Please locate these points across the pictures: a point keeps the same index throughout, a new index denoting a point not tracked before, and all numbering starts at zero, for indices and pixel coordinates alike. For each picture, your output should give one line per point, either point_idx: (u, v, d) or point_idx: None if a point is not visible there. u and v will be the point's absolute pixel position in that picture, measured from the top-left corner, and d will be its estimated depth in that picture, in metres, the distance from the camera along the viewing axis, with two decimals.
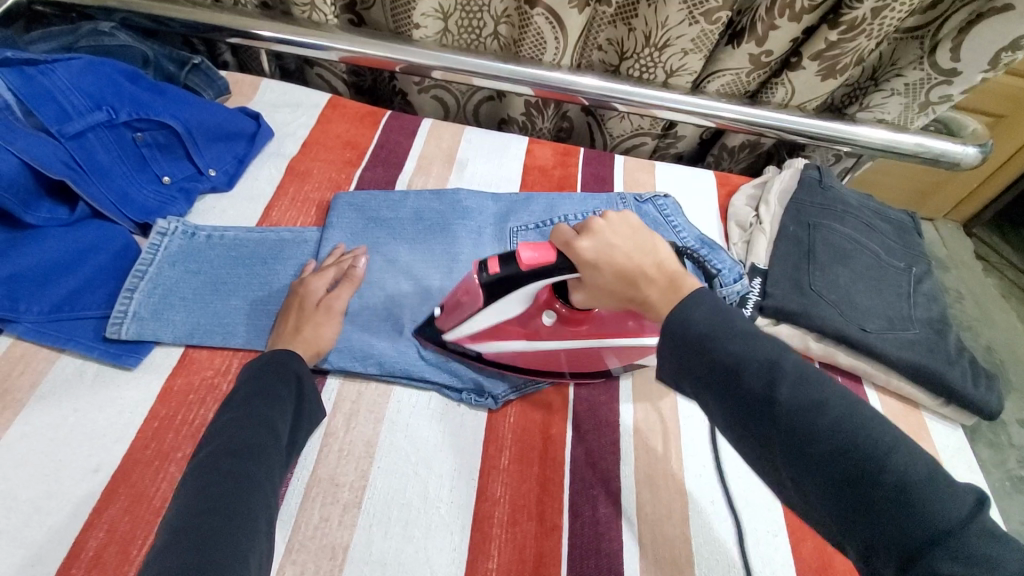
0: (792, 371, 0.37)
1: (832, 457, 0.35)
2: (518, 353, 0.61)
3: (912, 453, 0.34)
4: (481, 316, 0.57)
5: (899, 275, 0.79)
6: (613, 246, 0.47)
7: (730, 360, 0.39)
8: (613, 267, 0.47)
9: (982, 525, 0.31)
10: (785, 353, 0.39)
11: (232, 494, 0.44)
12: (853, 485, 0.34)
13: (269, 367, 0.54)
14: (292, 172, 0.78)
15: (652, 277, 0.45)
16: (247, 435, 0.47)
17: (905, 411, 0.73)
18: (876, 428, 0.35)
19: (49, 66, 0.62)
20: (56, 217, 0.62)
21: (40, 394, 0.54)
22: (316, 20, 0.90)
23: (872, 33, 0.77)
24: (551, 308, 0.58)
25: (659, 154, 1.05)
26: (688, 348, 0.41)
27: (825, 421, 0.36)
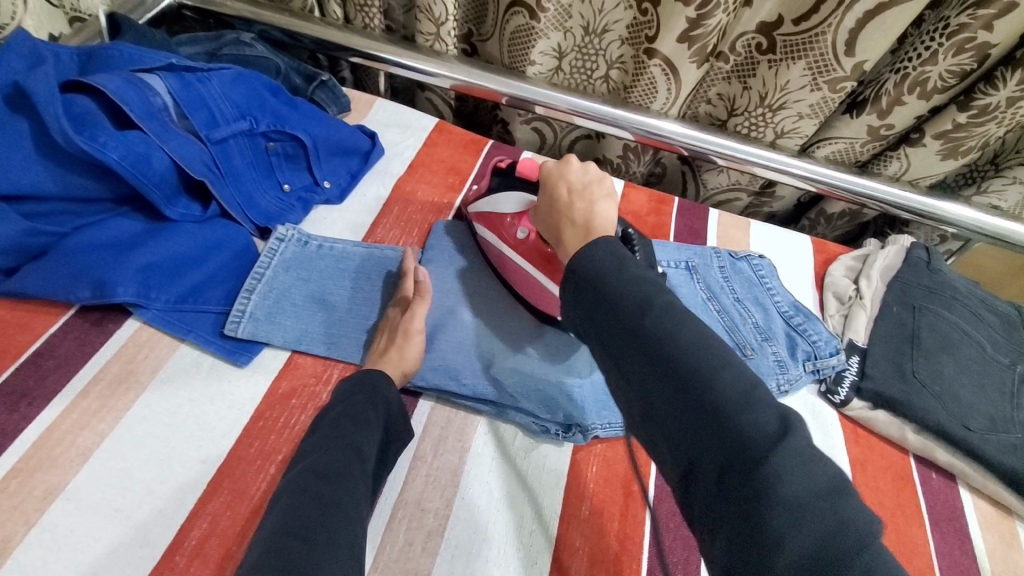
0: (656, 311, 0.42)
1: (678, 388, 0.39)
2: (495, 252, 0.71)
3: (743, 380, 0.39)
4: (484, 201, 0.71)
5: (1007, 373, 0.74)
6: (563, 174, 0.56)
7: (614, 294, 0.43)
8: (552, 194, 0.57)
9: (792, 444, 0.35)
10: (659, 298, 0.43)
11: (321, 513, 0.44)
12: (693, 404, 0.38)
13: (358, 387, 0.55)
14: (397, 192, 0.81)
15: (574, 219, 0.53)
16: (330, 458, 0.48)
17: (1007, 520, 0.68)
18: (718, 358, 0.40)
19: (206, 74, 0.68)
20: (190, 213, 0.66)
21: (161, 379, 0.58)
22: (438, 50, 0.93)
23: (1003, 120, 0.74)
24: (522, 223, 0.66)
25: (751, 211, 1.03)
26: (582, 287, 0.45)
27: (675, 356, 0.40)
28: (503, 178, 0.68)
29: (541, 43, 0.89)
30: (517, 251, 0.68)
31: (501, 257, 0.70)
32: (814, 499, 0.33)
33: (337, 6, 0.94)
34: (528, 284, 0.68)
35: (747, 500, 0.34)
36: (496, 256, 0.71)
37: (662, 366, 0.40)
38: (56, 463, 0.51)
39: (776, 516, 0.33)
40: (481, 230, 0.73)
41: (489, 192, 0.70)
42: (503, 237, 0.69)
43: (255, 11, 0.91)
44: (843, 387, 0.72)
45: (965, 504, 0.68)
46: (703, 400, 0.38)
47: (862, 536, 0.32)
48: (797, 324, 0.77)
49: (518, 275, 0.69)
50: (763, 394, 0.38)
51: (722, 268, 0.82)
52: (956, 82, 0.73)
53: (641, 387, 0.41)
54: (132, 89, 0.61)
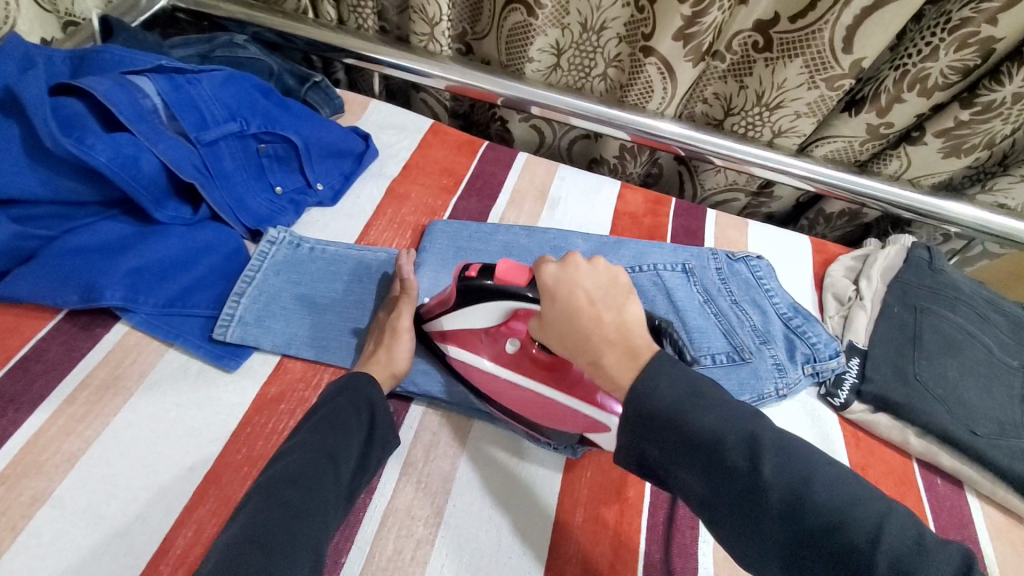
0: (765, 457, 0.40)
1: (818, 540, 0.38)
2: (486, 380, 0.60)
3: (885, 509, 0.38)
4: (454, 318, 0.59)
5: (1012, 375, 0.73)
6: (575, 283, 0.48)
7: (707, 433, 0.41)
8: (569, 305, 0.47)
9: None
10: (764, 434, 0.41)
11: (282, 520, 0.43)
12: (843, 555, 0.37)
13: (342, 392, 0.54)
14: (391, 194, 0.80)
15: (609, 338, 0.46)
16: (302, 467, 0.47)
17: (1013, 525, 0.66)
18: (857, 495, 0.39)
19: (196, 76, 0.67)
20: (180, 216, 0.66)
21: (148, 384, 0.57)
22: (432, 50, 0.93)
23: (1008, 117, 0.73)
24: (514, 335, 0.58)
25: (749, 211, 1.02)
26: (665, 428, 0.42)
27: (806, 505, 0.38)
28: (478, 284, 0.54)
29: (539, 40, 0.88)
30: (516, 372, 0.58)
31: (497, 385, 0.59)
32: None
33: (331, 7, 0.93)
34: (535, 405, 0.58)
35: None
36: (489, 386, 0.60)
37: (788, 518, 0.39)
38: (42, 470, 0.50)
39: None
40: (455, 358, 0.61)
41: (458, 308, 0.58)
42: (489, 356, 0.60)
43: (249, 13, 0.91)
44: (843, 390, 0.71)
45: (970, 509, 0.66)
46: (845, 547, 0.37)
47: None
48: (796, 326, 0.76)
49: (518, 395, 0.59)
50: (918, 526, 0.38)
51: (718, 270, 0.81)
52: (958, 78, 0.72)
53: (774, 539, 0.39)
54: (121, 91, 0.61)
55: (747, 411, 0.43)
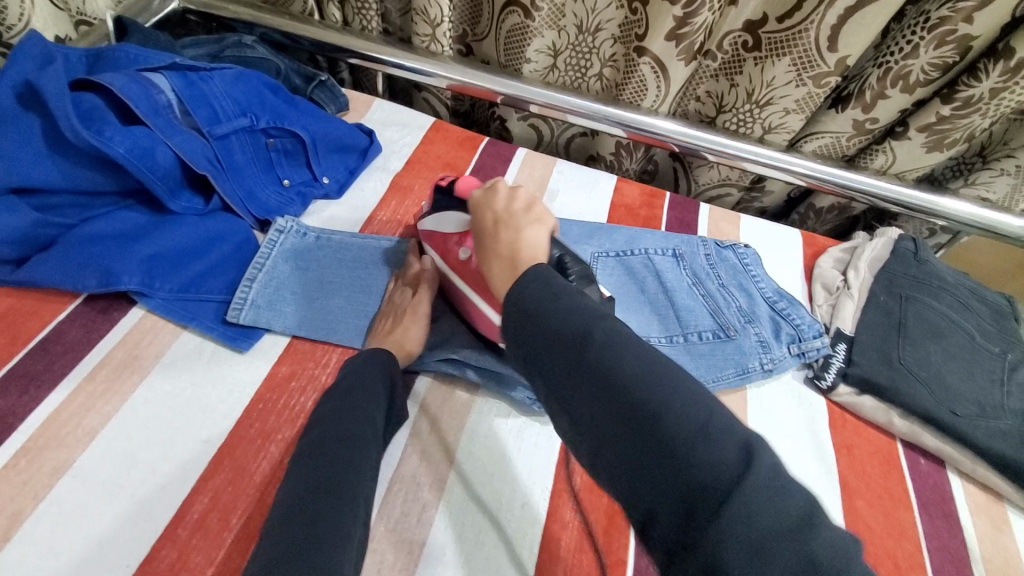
0: (601, 347, 0.42)
1: (620, 414, 0.39)
2: (441, 274, 0.67)
3: (696, 403, 0.38)
4: (424, 222, 0.68)
5: (994, 360, 0.75)
6: (490, 204, 0.58)
7: (557, 329, 0.44)
8: (482, 217, 0.57)
9: (753, 474, 0.35)
10: (603, 327, 0.43)
11: (330, 476, 0.46)
12: (644, 433, 0.38)
13: (368, 362, 0.57)
14: (394, 187, 0.83)
15: (500, 253, 0.53)
16: (344, 427, 0.50)
17: (994, 503, 0.69)
18: (662, 385, 0.39)
19: (208, 74, 0.71)
20: (193, 207, 0.69)
21: (164, 363, 0.60)
22: (433, 51, 0.96)
23: (987, 112, 0.76)
24: (465, 245, 0.62)
25: (742, 206, 1.05)
26: (522, 322, 0.46)
27: (617, 385, 0.40)
28: (444, 192, 0.65)
29: (535, 42, 0.91)
30: (459, 274, 0.63)
31: (447, 280, 0.66)
32: (797, 535, 0.33)
33: (336, 10, 0.96)
34: (481, 312, 0.61)
35: (706, 534, 0.34)
36: (444, 279, 0.67)
37: (605, 393, 0.40)
38: (64, 443, 0.53)
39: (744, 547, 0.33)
40: (432, 254, 0.68)
41: (430, 212, 0.67)
42: (449, 263, 0.65)
43: (257, 15, 0.94)
44: (830, 373, 0.73)
45: (953, 488, 0.69)
46: (647, 421, 0.38)
47: (825, 560, 0.32)
48: (782, 309, 0.79)
49: (470, 303, 0.63)
50: (717, 414, 0.38)
51: (709, 256, 0.84)
52: (938, 75, 0.75)
53: (593, 421, 0.40)
54: (138, 87, 0.64)
55: (597, 312, 0.45)
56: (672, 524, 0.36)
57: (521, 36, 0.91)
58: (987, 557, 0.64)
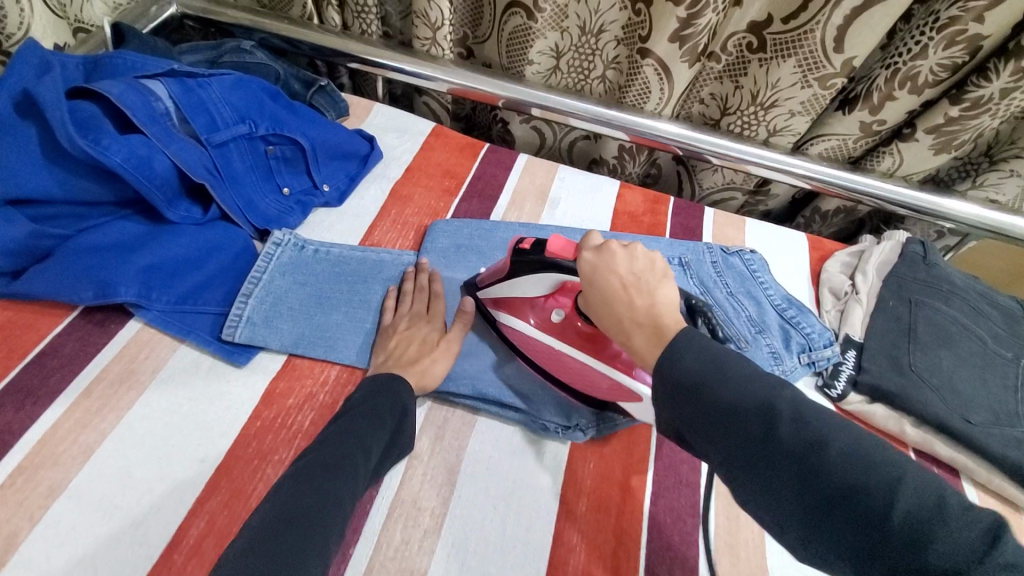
0: (787, 426, 0.38)
1: (835, 499, 0.35)
2: (523, 335, 0.64)
3: (931, 482, 0.35)
4: (501, 285, 0.64)
5: (1006, 366, 0.74)
6: (612, 267, 0.51)
7: (724, 403, 0.40)
8: (602, 288, 0.50)
9: (1011, 558, 0.30)
10: (787, 402, 0.39)
11: (312, 506, 0.44)
12: (865, 525, 0.34)
13: (378, 390, 0.56)
14: (395, 195, 0.82)
15: (638, 321, 0.48)
16: (339, 454, 0.49)
17: (1009, 513, 0.67)
18: (887, 462, 0.36)
19: (206, 80, 0.69)
20: (191, 216, 0.68)
21: (161, 378, 0.59)
22: (434, 55, 0.95)
23: (997, 113, 0.75)
24: (558, 305, 0.61)
25: (747, 209, 1.04)
26: (685, 394, 0.42)
27: (829, 468, 0.36)
28: (531, 256, 0.59)
29: (539, 43, 0.90)
30: (556, 336, 0.61)
31: (530, 342, 0.64)
32: None
33: (336, 13, 0.94)
34: (570, 368, 0.61)
35: None
36: (521, 338, 0.65)
37: (802, 475, 0.36)
38: (59, 461, 0.52)
39: None
40: (501, 319, 0.66)
41: (506, 276, 0.62)
42: (534, 322, 0.63)
43: (256, 20, 0.92)
44: (839, 382, 0.72)
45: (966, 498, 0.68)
46: (859, 502, 0.34)
47: None
48: (791, 317, 0.78)
49: (555, 360, 0.62)
50: (953, 495, 0.34)
51: (714, 264, 0.82)
52: (947, 75, 0.74)
53: (782, 506, 0.37)
54: (134, 94, 0.63)
55: (770, 377, 0.41)
56: None
57: (524, 38, 0.89)
58: None
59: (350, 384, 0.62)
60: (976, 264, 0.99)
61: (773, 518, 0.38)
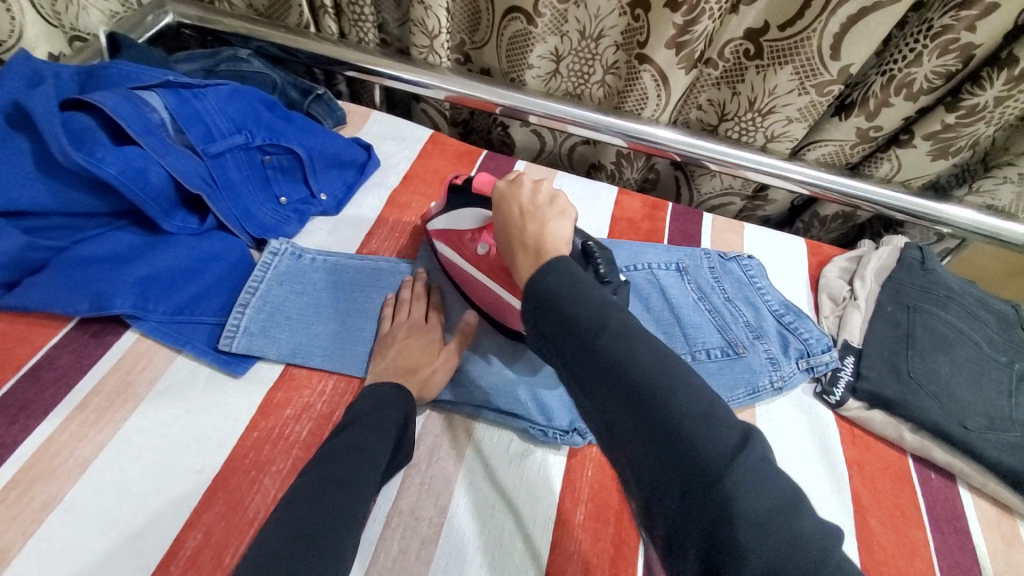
0: (613, 338, 0.40)
1: (630, 404, 0.38)
2: (460, 270, 0.68)
3: (706, 393, 0.38)
4: (441, 220, 0.69)
5: (1005, 372, 0.74)
6: (515, 195, 0.55)
7: (573, 318, 0.42)
8: (504, 215, 0.54)
9: (753, 457, 0.35)
10: (619, 320, 0.41)
11: (324, 518, 0.44)
12: (655, 427, 0.37)
13: (382, 399, 0.56)
14: (392, 203, 0.82)
15: (525, 243, 0.51)
16: (350, 466, 0.48)
17: (1009, 520, 0.67)
18: (682, 376, 0.39)
19: (202, 90, 0.69)
20: (187, 226, 0.67)
21: (158, 390, 0.59)
22: (431, 62, 0.95)
23: (991, 120, 0.75)
24: (482, 239, 0.64)
25: (745, 215, 1.04)
26: (543, 310, 0.43)
27: (632, 377, 0.38)
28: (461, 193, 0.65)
29: (539, 47, 0.90)
30: (481, 270, 0.64)
31: (466, 277, 0.68)
32: (792, 520, 0.33)
33: (333, 21, 0.94)
34: (494, 298, 0.64)
35: (724, 524, 0.33)
36: (460, 273, 0.69)
37: (611, 381, 0.39)
38: (55, 474, 0.52)
39: (726, 531, 0.32)
40: (444, 254, 0.70)
41: (448, 210, 0.68)
42: (463, 256, 0.66)
43: (253, 29, 0.92)
44: (838, 388, 0.72)
45: (965, 504, 0.67)
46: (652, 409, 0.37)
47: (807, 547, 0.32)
48: (789, 323, 0.77)
49: (483, 291, 0.66)
50: (722, 407, 0.37)
51: (712, 269, 0.82)
52: (943, 83, 0.74)
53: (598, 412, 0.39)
54: (130, 106, 0.63)
55: (613, 300, 0.43)
56: (678, 516, 0.35)
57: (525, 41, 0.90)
58: None
59: (347, 394, 0.62)
60: (975, 269, 0.99)
61: (594, 423, 0.40)
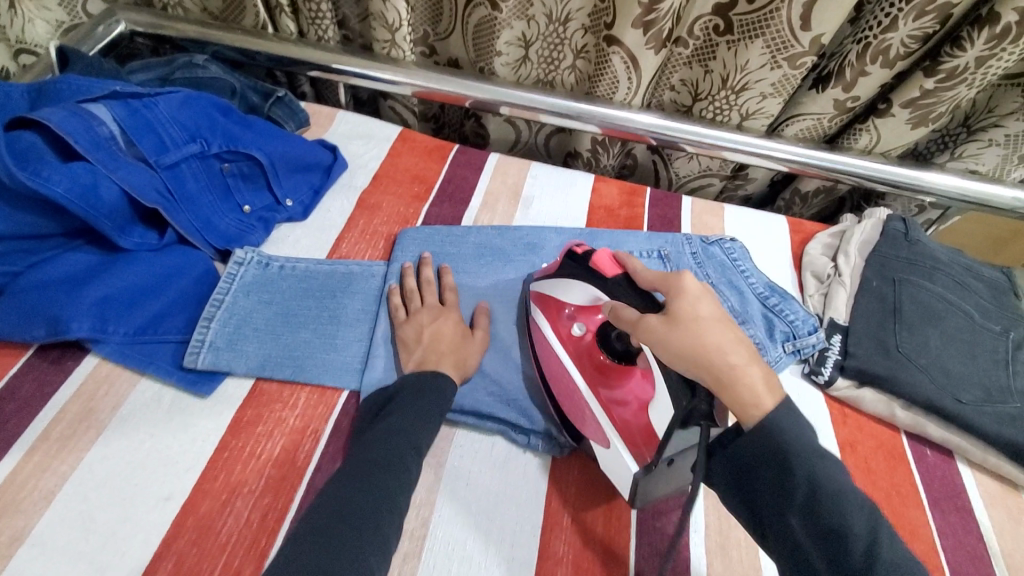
0: (807, 494, 0.43)
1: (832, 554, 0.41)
2: (545, 350, 0.63)
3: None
4: (551, 283, 0.62)
5: (995, 340, 0.73)
6: (687, 299, 0.49)
7: (797, 471, 0.43)
8: (695, 334, 0.47)
9: None
10: (802, 456, 0.44)
11: (369, 507, 0.46)
12: None
13: (425, 390, 0.56)
14: (362, 205, 0.80)
15: (736, 362, 0.47)
16: (386, 452, 0.50)
17: (1004, 491, 0.66)
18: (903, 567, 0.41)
19: (152, 100, 0.66)
20: (146, 242, 0.65)
21: (121, 416, 0.56)
22: (395, 57, 0.92)
23: (973, 82, 0.73)
24: (580, 320, 0.62)
25: (726, 196, 1.02)
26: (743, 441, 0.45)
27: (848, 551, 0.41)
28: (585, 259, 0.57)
29: (505, 33, 0.87)
30: (576, 356, 0.61)
31: (549, 356, 0.62)
32: None
33: (291, 20, 0.91)
34: (567, 391, 0.60)
35: None
36: (545, 351, 0.63)
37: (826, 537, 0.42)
38: (19, 509, 0.50)
39: None
40: (535, 318, 0.65)
41: (559, 274, 0.61)
42: (556, 331, 0.63)
43: (206, 32, 0.89)
44: (826, 367, 0.71)
45: (963, 479, 0.66)
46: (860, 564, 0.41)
47: None
48: (773, 304, 0.76)
49: (558, 375, 0.61)
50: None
51: (694, 254, 0.80)
52: (919, 46, 0.72)
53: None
54: (76, 119, 0.60)
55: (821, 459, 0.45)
56: None
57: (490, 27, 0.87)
58: (1006, 552, 0.62)
59: (321, 406, 0.60)
60: (953, 232, 0.98)
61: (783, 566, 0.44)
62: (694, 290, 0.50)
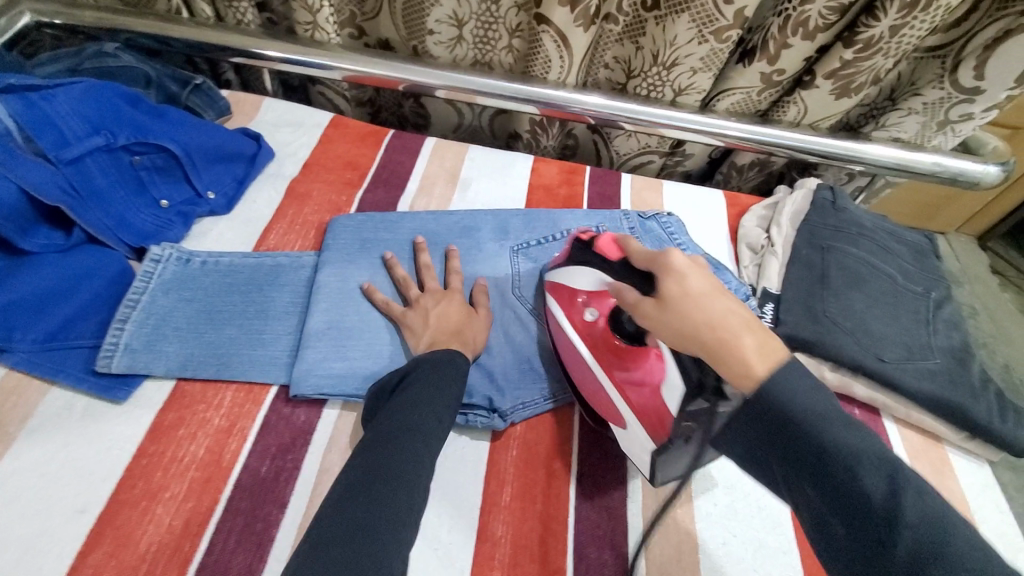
0: (795, 413, 0.38)
1: (776, 441, 0.39)
2: (560, 338, 0.63)
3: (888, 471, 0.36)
4: (559, 270, 0.63)
5: (917, 300, 0.75)
6: (686, 277, 0.44)
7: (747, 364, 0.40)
8: (700, 312, 0.42)
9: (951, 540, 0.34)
10: (780, 378, 0.40)
11: (399, 465, 0.44)
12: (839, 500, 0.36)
13: (441, 360, 0.54)
14: (291, 194, 0.77)
15: (735, 329, 0.41)
16: (414, 416, 0.48)
17: (926, 445, 0.69)
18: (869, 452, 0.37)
19: (50, 91, 0.62)
20: (52, 243, 0.61)
21: (31, 427, 0.53)
22: (319, 40, 0.89)
23: (889, 51, 0.75)
24: (595, 306, 0.60)
25: (666, 172, 1.03)
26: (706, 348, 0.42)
27: (805, 455, 0.38)
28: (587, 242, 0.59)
29: (435, 11, 0.85)
30: (587, 338, 0.59)
31: (564, 347, 0.62)
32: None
33: (205, 5, 0.87)
34: (583, 375, 0.60)
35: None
36: (562, 340, 0.63)
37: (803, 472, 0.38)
38: None
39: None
40: (551, 311, 0.65)
41: (567, 261, 0.62)
42: (569, 318, 0.62)
43: (116, 19, 0.84)
44: None
45: (889, 435, 0.69)
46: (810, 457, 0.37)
47: None
48: None
49: (572, 359, 0.61)
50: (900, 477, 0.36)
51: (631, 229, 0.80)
52: (837, 18, 0.73)
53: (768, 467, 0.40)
54: None
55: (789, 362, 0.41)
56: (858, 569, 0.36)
57: (419, 4, 0.85)
58: None
59: (247, 404, 0.58)
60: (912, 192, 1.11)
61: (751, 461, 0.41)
62: (685, 267, 0.45)
